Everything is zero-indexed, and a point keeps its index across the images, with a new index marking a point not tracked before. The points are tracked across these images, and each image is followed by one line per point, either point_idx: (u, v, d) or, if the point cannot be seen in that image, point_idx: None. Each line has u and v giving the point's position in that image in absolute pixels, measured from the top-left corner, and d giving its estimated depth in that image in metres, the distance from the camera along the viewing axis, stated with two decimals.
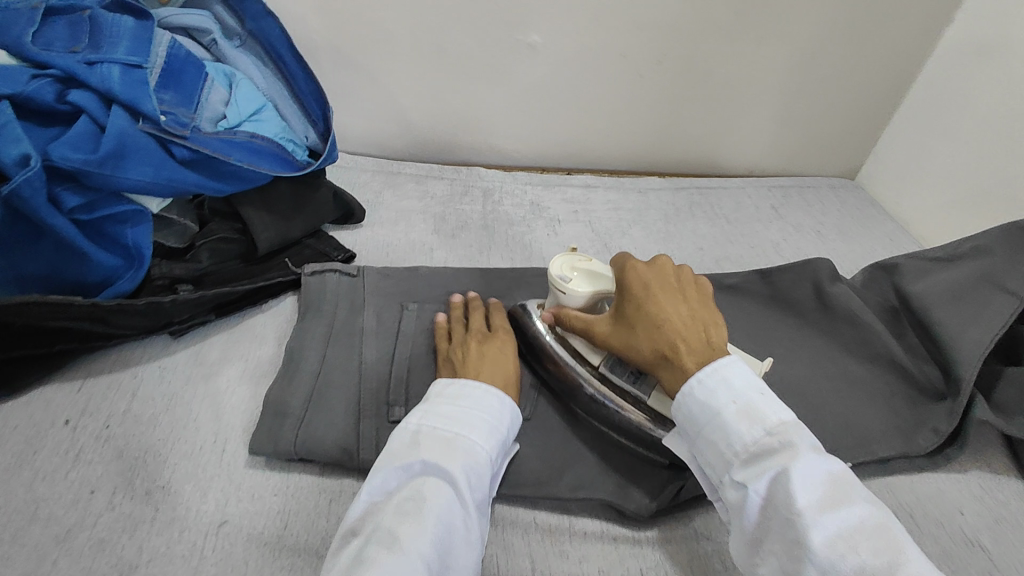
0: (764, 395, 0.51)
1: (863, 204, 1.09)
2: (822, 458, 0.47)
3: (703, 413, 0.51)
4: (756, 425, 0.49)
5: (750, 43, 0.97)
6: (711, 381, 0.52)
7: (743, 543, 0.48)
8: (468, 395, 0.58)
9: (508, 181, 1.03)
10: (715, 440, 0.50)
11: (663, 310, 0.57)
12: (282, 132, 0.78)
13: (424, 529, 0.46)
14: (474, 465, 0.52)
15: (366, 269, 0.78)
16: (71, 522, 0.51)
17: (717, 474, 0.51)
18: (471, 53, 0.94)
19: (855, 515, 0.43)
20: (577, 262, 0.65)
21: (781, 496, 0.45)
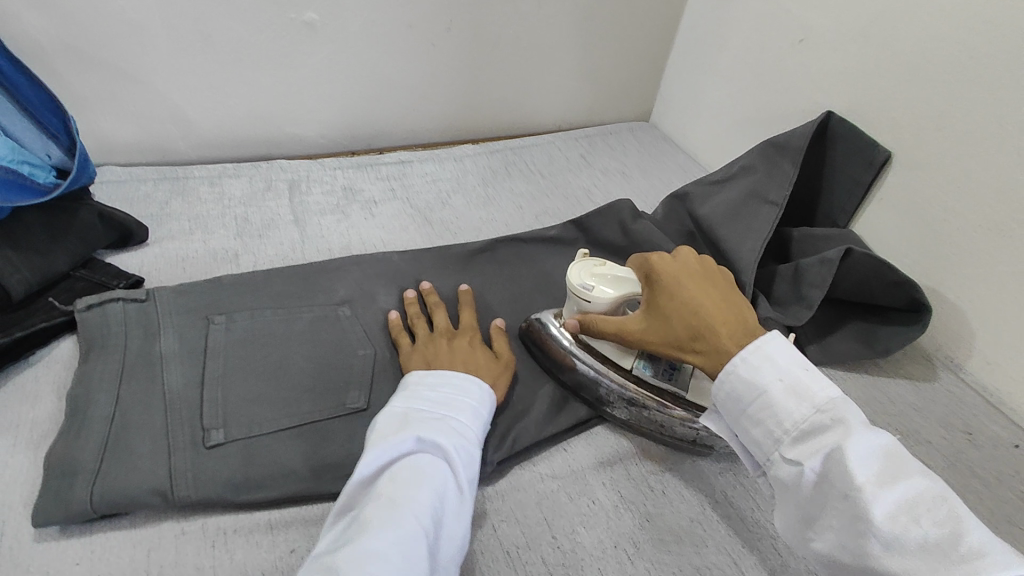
0: (810, 372, 0.49)
1: (658, 141, 1.20)
2: (875, 434, 0.46)
3: (748, 393, 0.50)
4: (804, 403, 0.48)
5: (530, 2, 1.00)
6: (755, 360, 0.50)
7: (800, 516, 0.48)
8: (453, 382, 0.57)
9: (315, 168, 0.97)
10: (764, 419, 0.49)
11: (693, 297, 0.57)
12: (12, 153, 0.67)
13: (424, 495, 0.46)
14: (466, 444, 0.52)
15: (156, 289, 0.68)
16: None
17: (764, 452, 0.50)
18: (237, 36, 0.86)
19: (914, 488, 0.42)
20: (594, 268, 0.66)
21: (838, 473, 0.44)
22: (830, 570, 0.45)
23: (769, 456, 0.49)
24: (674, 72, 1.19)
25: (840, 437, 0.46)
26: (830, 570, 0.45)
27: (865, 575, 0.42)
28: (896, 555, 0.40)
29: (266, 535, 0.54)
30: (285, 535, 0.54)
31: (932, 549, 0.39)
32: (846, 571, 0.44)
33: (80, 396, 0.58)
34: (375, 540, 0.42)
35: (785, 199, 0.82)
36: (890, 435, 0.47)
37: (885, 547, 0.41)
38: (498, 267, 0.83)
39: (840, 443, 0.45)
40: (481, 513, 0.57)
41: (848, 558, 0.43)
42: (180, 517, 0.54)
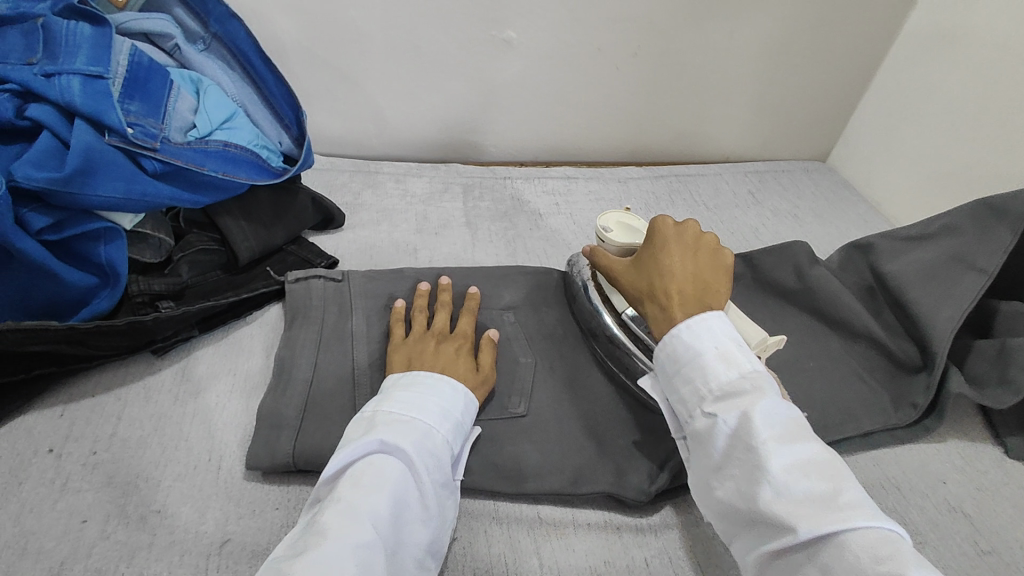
0: (738, 344, 0.51)
1: (835, 185, 1.12)
2: (784, 402, 0.48)
3: (684, 354, 0.52)
4: (732, 367, 0.50)
5: (723, 33, 0.98)
6: (697, 329, 0.52)
7: (705, 472, 0.48)
8: (423, 384, 0.57)
9: (488, 176, 1.02)
10: (693, 377, 0.51)
11: (672, 262, 0.59)
12: (256, 139, 0.76)
13: (378, 500, 0.46)
14: (432, 449, 0.52)
15: (351, 272, 0.75)
16: (64, 553, 0.49)
17: (686, 407, 0.51)
18: (442, 48, 0.92)
19: (807, 451, 0.45)
20: (625, 218, 0.72)
21: (745, 428, 0.46)
22: (723, 518, 0.47)
23: (691, 413, 0.51)
24: (866, 114, 1.11)
25: (755, 399, 0.48)
26: (727, 520, 0.47)
27: (755, 524, 0.44)
28: (785, 501, 0.42)
29: None
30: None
31: (814, 499, 0.42)
32: (738, 518, 0.45)
33: (286, 358, 0.65)
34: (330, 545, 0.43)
35: (997, 268, 0.72)
36: (799, 409, 0.49)
37: (776, 494, 0.43)
38: None
39: (751, 404, 0.47)
40: (635, 544, 0.57)
41: (745, 508, 0.45)
42: None
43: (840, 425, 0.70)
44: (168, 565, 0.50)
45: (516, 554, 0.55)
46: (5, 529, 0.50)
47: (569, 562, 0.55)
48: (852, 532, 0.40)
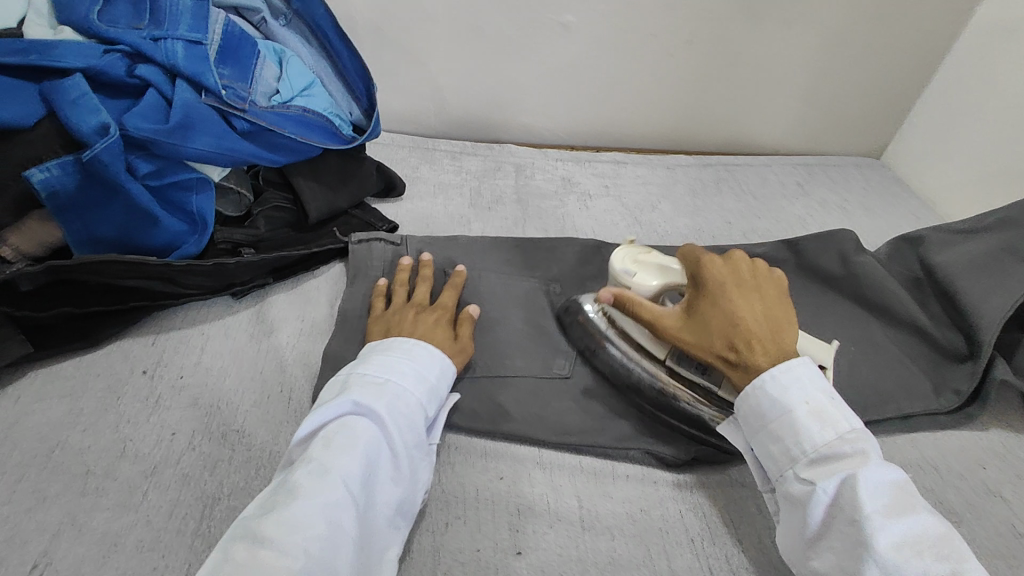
0: (834, 403, 0.53)
1: (887, 181, 1.12)
2: (888, 469, 0.49)
3: (774, 410, 0.53)
4: (828, 428, 0.51)
5: (779, 24, 0.99)
6: (784, 381, 0.54)
7: (799, 537, 0.50)
8: (397, 350, 0.58)
9: (540, 157, 1.06)
10: (784, 436, 0.52)
11: (739, 308, 0.58)
12: (331, 107, 0.82)
13: (350, 459, 0.47)
14: (406, 411, 0.53)
15: (409, 238, 0.79)
16: (157, 459, 0.55)
17: (778, 467, 0.53)
18: (503, 31, 0.96)
19: (918, 524, 0.46)
20: (637, 255, 0.67)
21: (849, 497, 0.47)
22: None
23: (783, 472, 0.52)
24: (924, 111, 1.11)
25: (858, 464, 0.49)
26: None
27: None
28: None
29: (481, 459, 0.61)
30: (496, 464, 0.61)
31: None
32: None
33: (350, 309, 0.70)
34: (300, 501, 0.43)
35: None
36: (905, 474, 0.50)
37: (882, 574, 0.43)
38: None
39: (850, 471, 0.48)
40: (671, 497, 0.60)
41: None
42: None
43: (880, 406, 0.71)
44: (246, 477, 0.55)
45: (558, 496, 0.58)
46: (106, 434, 0.57)
47: (607, 507, 0.58)
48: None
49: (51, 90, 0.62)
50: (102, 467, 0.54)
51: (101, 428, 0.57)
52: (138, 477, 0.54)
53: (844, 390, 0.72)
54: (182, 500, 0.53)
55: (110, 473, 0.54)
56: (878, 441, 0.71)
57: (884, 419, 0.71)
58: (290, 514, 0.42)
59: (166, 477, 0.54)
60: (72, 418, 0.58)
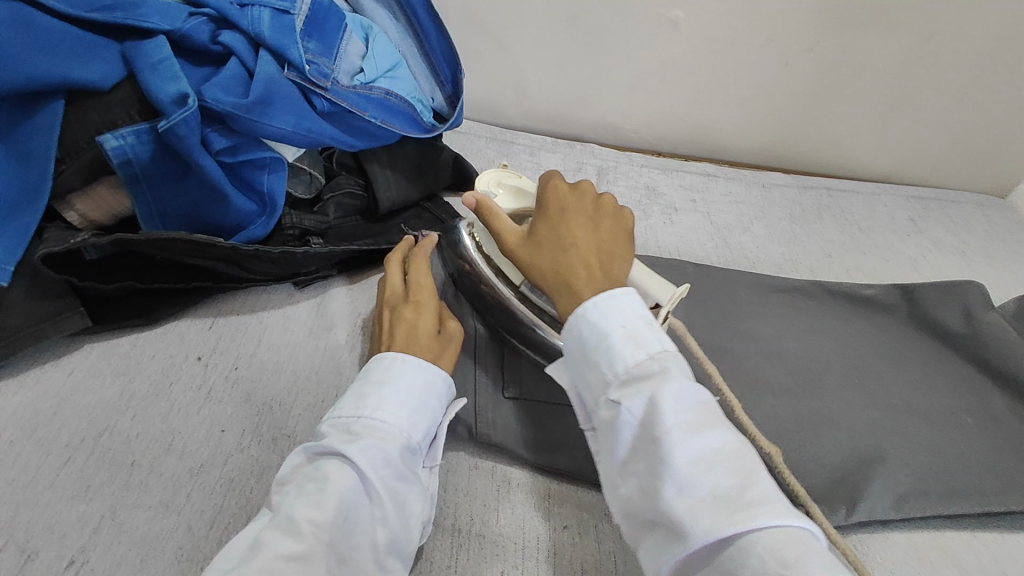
0: (649, 325, 0.47)
1: (1015, 226, 0.99)
2: (692, 385, 0.44)
3: (589, 334, 0.47)
4: (639, 349, 0.45)
5: (916, 38, 0.88)
6: (603, 304, 0.47)
7: (609, 466, 0.45)
8: (378, 374, 0.51)
9: (623, 161, 0.98)
10: (597, 361, 0.46)
11: (575, 228, 0.54)
12: (413, 91, 0.77)
13: (318, 511, 0.41)
14: (385, 443, 0.46)
15: None
16: (204, 457, 0.52)
17: (592, 394, 0.47)
18: (603, 21, 0.88)
19: (716, 441, 0.41)
20: (502, 179, 0.66)
21: (650, 418, 0.42)
22: (629, 519, 0.43)
23: (595, 402, 0.46)
24: None
25: (658, 384, 0.43)
26: (630, 522, 0.43)
27: (655, 523, 0.41)
28: (688, 497, 0.38)
29: (543, 499, 0.56)
30: (559, 509, 0.55)
31: (719, 495, 0.38)
32: (639, 519, 0.42)
33: None
34: (258, 563, 0.38)
35: None
36: (710, 393, 0.45)
37: (678, 492, 0.39)
38: (797, 314, 0.76)
39: (657, 389, 0.42)
40: None
41: (645, 504, 0.41)
42: (473, 452, 0.59)
43: (1002, 494, 0.61)
44: None
45: (627, 553, 0.52)
46: (155, 423, 0.54)
47: None
48: (756, 533, 0.36)
49: (133, 51, 0.58)
50: (148, 459, 0.51)
51: (150, 415, 0.54)
52: (183, 476, 0.51)
53: (959, 469, 0.63)
54: (225, 508, 0.49)
55: (155, 468, 0.51)
56: (993, 534, 0.61)
57: (1006, 510, 0.61)
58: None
59: (211, 479, 0.51)
60: (124, 401, 0.55)
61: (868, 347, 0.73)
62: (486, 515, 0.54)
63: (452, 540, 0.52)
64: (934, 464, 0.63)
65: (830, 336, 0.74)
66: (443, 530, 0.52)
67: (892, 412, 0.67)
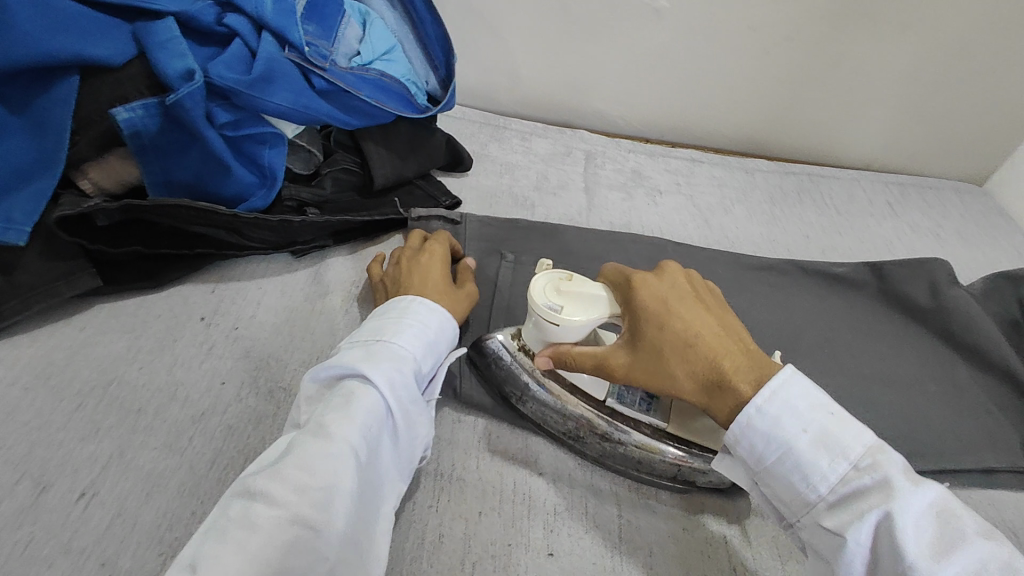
0: (835, 416, 0.43)
1: (990, 212, 1.02)
2: (921, 486, 0.40)
3: (774, 450, 0.44)
4: (840, 459, 0.42)
5: (894, 29, 0.91)
6: (777, 409, 0.44)
7: None
8: (396, 309, 0.55)
9: (612, 146, 1.02)
10: (794, 480, 0.43)
11: (696, 326, 0.50)
12: (408, 74, 0.81)
13: (348, 420, 0.44)
14: (403, 366, 0.50)
15: (468, 217, 0.79)
16: (205, 406, 0.56)
17: (796, 511, 0.44)
18: (594, 11, 0.92)
19: (977, 558, 0.36)
20: (561, 283, 0.54)
21: (888, 548, 0.38)
22: None
23: (801, 519, 0.44)
24: None
25: (881, 501, 0.40)
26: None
27: None
28: None
29: (522, 451, 0.60)
30: (535, 459, 0.59)
31: None
32: None
33: None
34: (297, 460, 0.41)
35: None
36: (941, 483, 0.40)
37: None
38: (771, 288, 0.80)
39: (884, 509, 0.39)
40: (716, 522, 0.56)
41: None
42: (457, 408, 0.62)
43: (957, 453, 0.65)
44: None
45: (598, 500, 0.56)
46: (160, 375, 0.58)
47: (648, 522, 0.55)
48: None
49: (142, 31, 0.62)
50: (153, 406, 0.55)
51: (156, 368, 0.58)
52: (186, 422, 0.55)
53: (918, 430, 0.66)
54: (225, 450, 0.53)
55: (160, 414, 0.55)
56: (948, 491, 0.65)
57: (960, 469, 0.65)
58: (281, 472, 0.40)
59: (212, 425, 0.55)
60: (131, 354, 0.59)
61: (838, 318, 0.76)
62: (468, 462, 0.58)
63: (435, 483, 0.55)
64: (893, 425, 0.66)
65: (802, 309, 0.77)
66: (427, 475, 0.56)
67: (856, 378, 0.70)
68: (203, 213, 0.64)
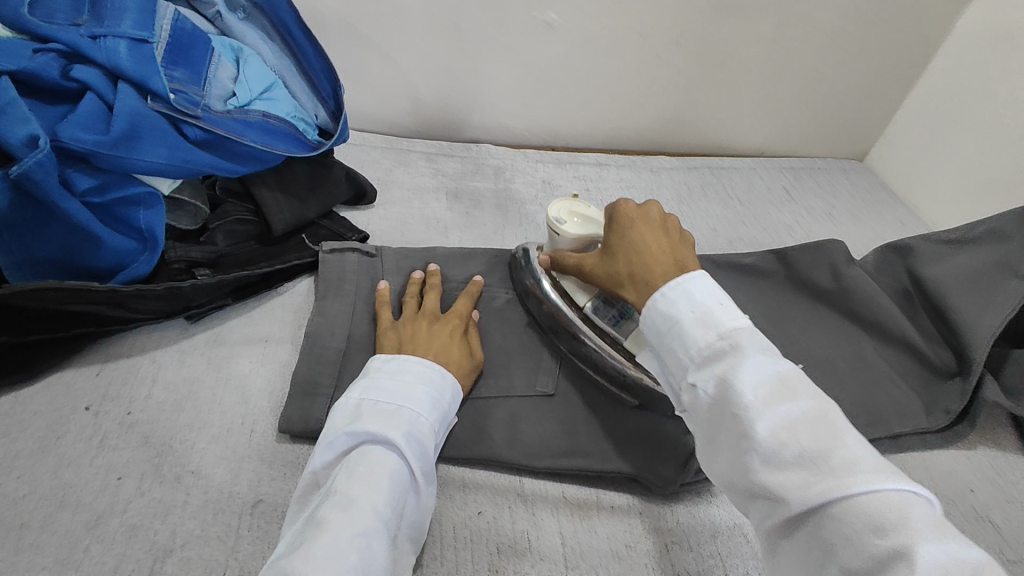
0: (723, 304, 0.45)
1: (874, 186, 1.10)
2: (773, 359, 0.42)
3: (661, 323, 0.47)
4: (710, 329, 0.44)
5: (770, 24, 0.95)
6: (672, 295, 0.47)
7: (698, 444, 0.44)
8: (410, 371, 0.55)
9: (520, 159, 1.01)
10: (672, 346, 0.46)
11: (640, 236, 0.54)
12: (293, 111, 0.77)
13: (378, 491, 0.45)
14: (421, 433, 0.51)
15: (384, 248, 0.74)
16: (102, 508, 0.51)
17: (672, 377, 0.46)
18: (484, 28, 0.90)
19: (800, 409, 0.39)
20: (573, 208, 0.66)
21: (727, 394, 0.41)
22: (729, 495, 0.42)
23: (678, 385, 0.46)
24: (912, 115, 1.09)
25: (734, 360, 0.42)
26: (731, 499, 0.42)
27: (752, 498, 0.39)
28: (776, 471, 0.38)
29: (459, 492, 0.58)
30: (474, 497, 0.58)
31: (809, 463, 0.37)
32: (738, 495, 0.41)
33: (321, 332, 0.65)
34: (325, 536, 0.41)
35: None
36: (793, 364, 0.43)
37: (765, 462, 0.38)
38: None
39: (733, 367, 0.41)
40: (657, 530, 0.57)
41: (740, 484, 0.40)
42: None
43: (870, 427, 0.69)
44: (203, 523, 0.51)
45: (539, 533, 0.55)
46: (44, 481, 0.52)
47: (591, 544, 0.55)
48: (860, 496, 0.35)
49: None
50: (39, 518, 0.49)
51: (39, 473, 0.52)
52: (80, 530, 0.49)
53: None
54: (129, 555, 0.48)
55: (48, 527, 0.49)
56: None
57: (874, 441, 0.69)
58: (311, 550, 0.40)
59: (112, 529, 0.50)
60: (7, 463, 0.52)
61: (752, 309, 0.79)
62: None
63: None
64: None
65: None
66: None
67: None
68: (87, 294, 0.57)
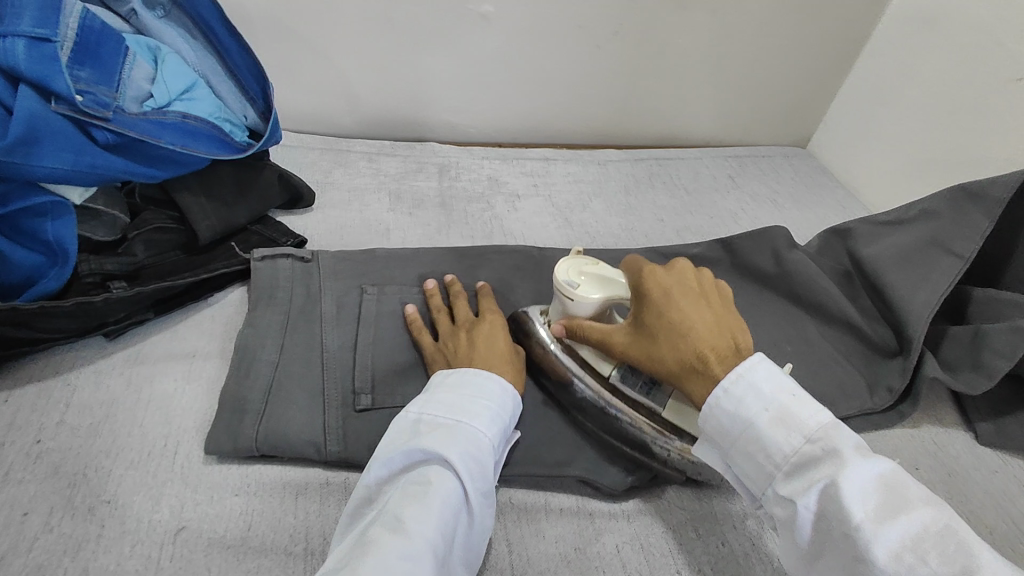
0: (797, 396, 0.45)
1: (815, 172, 1.12)
2: (871, 460, 0.42)
3: (730, 424, 0.46)
4: (795, 433, 0.44)
5: (706, 13, 0.96)
6: (735, 390, 0.46)
7: (797, 557, 0.44)
8: (470, 383, 0.52)
9: (464, 156, 0.99)
10: (750, 451, 0.45)
11: (687, 314, 0.51)
12: (218, 112, 0.72)
13: (427, 514, 0.42)
14: (479, 451, 0.47)
15: (321, 252, 0.70)
16: (3, 547, 0.46)
17: (756, 484, 0.46)
18: (419, 22, 0.88)
19: (916, 523, 0.38)
20: (585, 267, 0.59)
21: (834, 511, 0.40)
22: None
23: (762, 492, 0.46)
24: (849, 101, 1.11)
25: (831, 469, 0.42)
26: None
27: None
28: None
29: None
30: None
31: None
32: None
33: (251, 343, 0.61)
34: (371, 561, 0.39)
35: (973, 254, 0.70)
36: (891, 460, 0.42)
37: None
38: None
39: (834, 476, 0.41)
40: (607, 529, 0.56)
41: None
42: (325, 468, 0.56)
43: None
44: (119, 557, 0.47)
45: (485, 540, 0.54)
46: None
47: (539, 549, 0.54)
48: None
49: None
50: None
51: None
52: None
53: None
54: None
55: None
56: None
57: None
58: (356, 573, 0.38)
59: (15, 570, 0.46)
60: None
61: None
62: None
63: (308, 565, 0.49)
64: None
65: None
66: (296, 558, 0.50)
67: None
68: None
